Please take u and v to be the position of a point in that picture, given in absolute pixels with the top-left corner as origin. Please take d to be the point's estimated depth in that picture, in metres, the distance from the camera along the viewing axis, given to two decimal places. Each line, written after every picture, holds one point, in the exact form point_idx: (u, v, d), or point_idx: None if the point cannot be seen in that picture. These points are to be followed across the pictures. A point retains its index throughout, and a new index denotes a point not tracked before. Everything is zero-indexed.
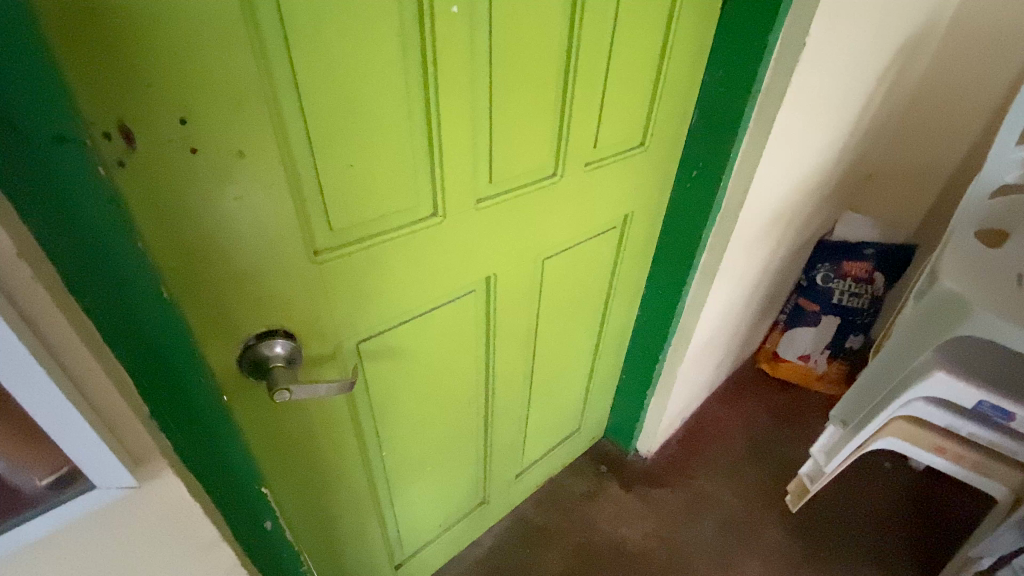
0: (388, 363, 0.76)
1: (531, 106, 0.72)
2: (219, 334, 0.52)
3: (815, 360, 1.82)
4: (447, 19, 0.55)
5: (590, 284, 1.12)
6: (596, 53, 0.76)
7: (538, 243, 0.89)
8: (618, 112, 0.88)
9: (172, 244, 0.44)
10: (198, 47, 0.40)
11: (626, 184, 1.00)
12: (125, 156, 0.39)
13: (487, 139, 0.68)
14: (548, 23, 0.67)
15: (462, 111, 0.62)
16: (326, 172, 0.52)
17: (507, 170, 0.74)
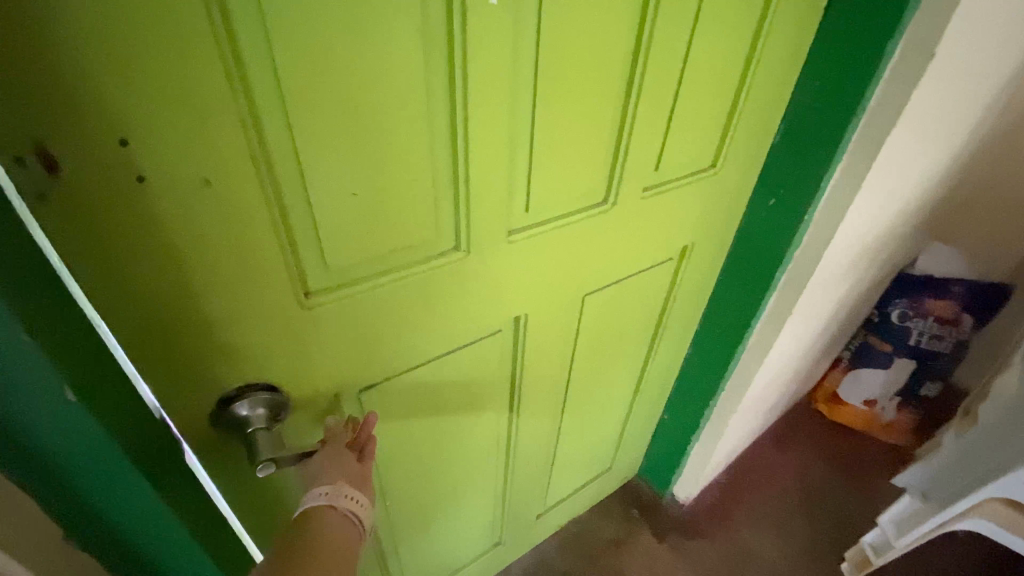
0: (395, 409, 0.66)
1: (581, 125, 0.60)
2: (185, 390, 0.43)
3: (883, 407, 1.60)
4: (484, 20, 0.44)
5: (636, 319, 0.98)
6: (667, 59, 0.63)
7: (580, 277, 0.77)
8: (688, 128, 0.74)
9: (118, 290, 0.36)
10: (147, 47, 0.30)
11: (689, 210, 0.86)
12: (49, 188, 0.30)
13: (525, 162, 0.57)
14: (612, 21, 0.55)
15: (497, 131, 0.51)
16: (321, 204, 0.42)
17: (548, 195, 0.62)
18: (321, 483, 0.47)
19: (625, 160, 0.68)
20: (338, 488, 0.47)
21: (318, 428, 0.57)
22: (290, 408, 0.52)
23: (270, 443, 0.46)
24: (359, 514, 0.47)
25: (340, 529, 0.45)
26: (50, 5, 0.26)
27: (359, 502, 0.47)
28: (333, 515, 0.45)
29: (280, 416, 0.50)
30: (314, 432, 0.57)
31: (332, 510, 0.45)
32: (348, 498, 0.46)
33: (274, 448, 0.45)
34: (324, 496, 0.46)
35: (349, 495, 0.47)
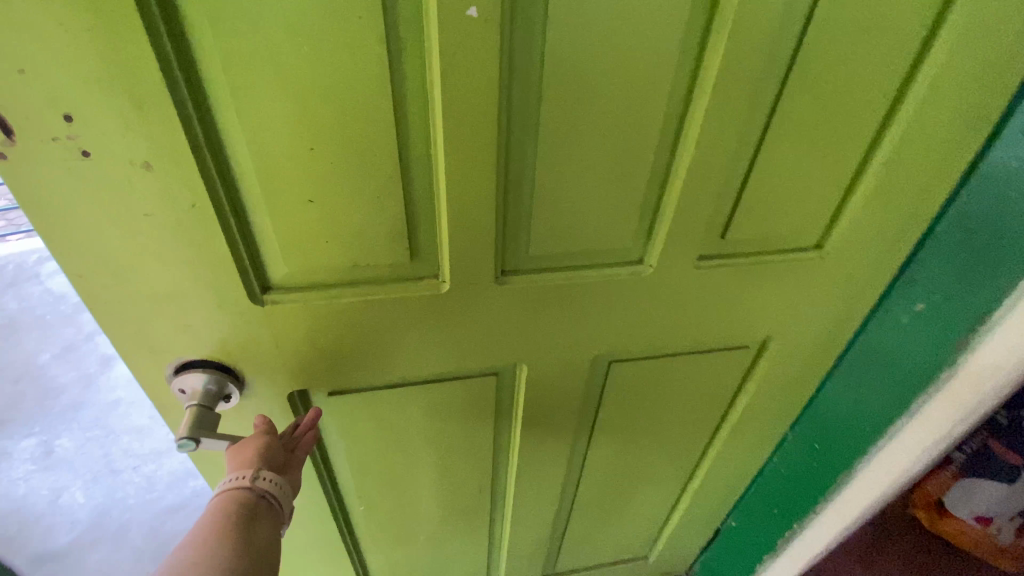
0: (368, 421, 0.63)
1: (614, 170, 0.48)
2: (146, 345, 0.47)
3: (1000, 527, 1.13)
4: (460, 33, 0.36)
5: (693, 408, 0.80)
6: (742, 99, 0.46)
7: (609, 345, 0.63)
8: (782, 193, 0.55)
9: (75, 252, 0.39)
10: (81, 34, 0.31)
11: (775, 300, 0.65)
12: (5, 148, 0.33)
13: (528, 201, 0.48)
14: (660, 44, 0.42)
15: (483, 163, 0.43)
16: (271, 205, 0.41)
17: (554, 244, 0.51)
18: (237, 467, 0.47)
19: (670, 220, 0.52)
20: (254, 470, 0.47)
21: (276, 418, 0.57)
22: (244, 390, 0.53)
23: (201, 421, 0.48)
24: (274, 496, 0.46)
25: (253, 511, 0.45)
26: None
27: (276, 484, 0.47)
28: (247, 496, 0.45)
29: (232, 398, 0.52)
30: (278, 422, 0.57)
31: (247, 492, 0.45)
32: (262, 479, 0.46)
33: (201, 428, 0.47)
34: (238, 481, 0.46)
35: (263, 476, 0.47)
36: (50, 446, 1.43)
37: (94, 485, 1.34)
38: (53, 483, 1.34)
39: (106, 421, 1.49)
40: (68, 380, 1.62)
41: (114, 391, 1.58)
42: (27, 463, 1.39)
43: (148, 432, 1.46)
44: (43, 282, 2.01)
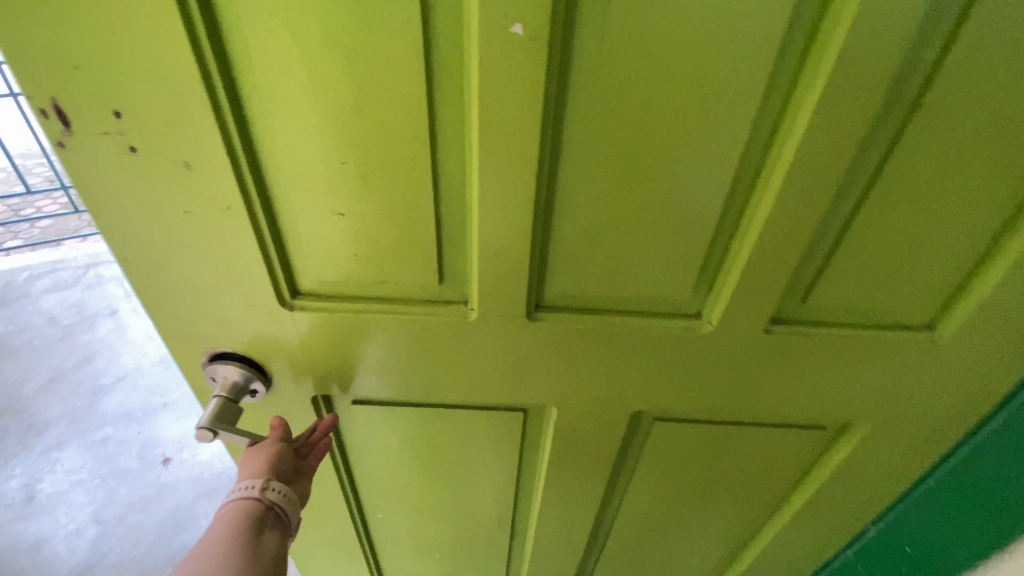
0: (389, 435, 0.62)
1: (673, 212, 0.42)
2: (181, 330, 0.49)
3: None
4: (501, 49, 0.32)
5: (749, 486, 0.70)
6: (846, 144, 0.38)
7: (653, 402, 0.56)
8: (886, 261, 0.45)
9: (122, 238, 0.41)
10: (129, 33, 0.32)
11: (865, 380, 0.54)
12: (63, 137, 0.35)
13: (569, 237, 0.43)
14: (743, 76, 0.35)
15: (520, 190, 0.39)
16: (304, 213, 0.41)
17: (597, 286, 0.46)
18: (246, 477, 0.46)
19: (738, 276, 0.45)
20: (262, 480, 0.46)
21: (297, 416, 0.57)
22: (269, 386, 0.54)
23: (222, 412, 0.48)
24: (282, 507, 0.46)
25: (261, 523, 0.45)
26: None
27: (284, 494, 0.46)
28: (256, 507, 0.45)
29: (258, 393, 0.53)
30: (299, 422, 0.57)
31: (255, 503, 0.45)
32: (270, 489, 0.46)
33: (222, 420, 0.47)
34: (248, 491, 0.45)
35: (273, 486, 0.46)
36: (33, 491, 1.45)
37: (77, 538, 1.35)
38: (37, 532, 1.36)
39: (91, 464, 1.52)
40: (53, 416, 1.63)
41: (101, 429, 1.60)
42: (8, 511, 1.40)
43: (134, 477, 1.49)
44: (35, 299, 2.04)
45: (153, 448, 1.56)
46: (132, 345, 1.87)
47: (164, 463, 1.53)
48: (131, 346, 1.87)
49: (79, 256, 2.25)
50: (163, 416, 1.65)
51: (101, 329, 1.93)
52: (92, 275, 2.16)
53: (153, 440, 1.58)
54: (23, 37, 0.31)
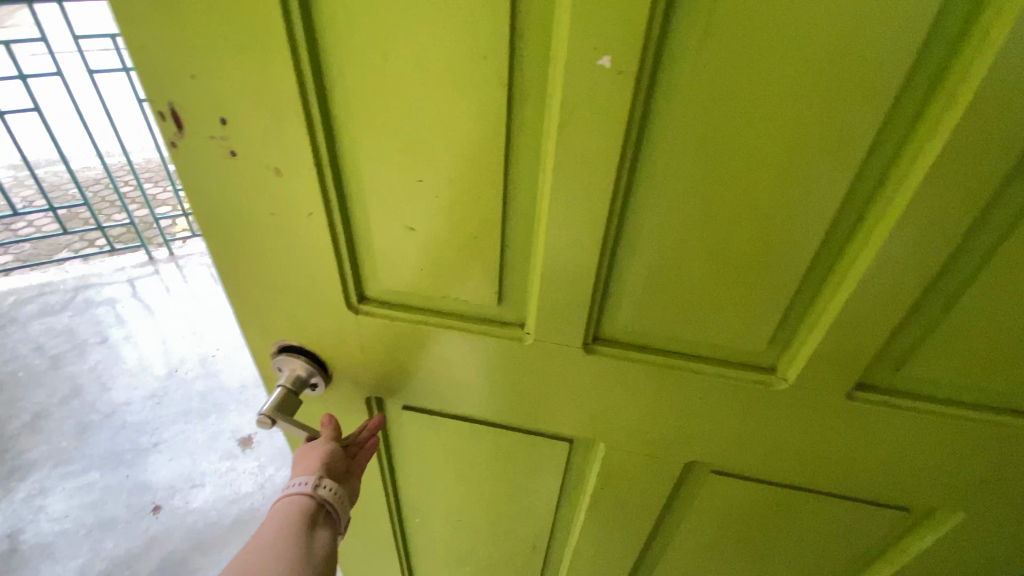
0: (434, 445, 0.62)
1: (752, 260, 0.39)
2: (255, 320, 0.52)
3: None
4: (586, 83, 0.32)
5: (811, 559, 0.64)
6: (966, 210, 0.33)
7: (709, 454, 0.53)
8: (1001, 341, 0.39)
9: (215, 232, 0.45)
10: (241, 51, 0.34)
11: (963, 466, 0.47)
12: (175, 138, 0.39)
13: (636, 274, 0.41)
14: (856, 126, 0.31)
15: (590, 222, 0.38)
16: (378, 226, 0.43)
17: (661, 326, 0.44)
18: (301, 473, 0.48)
19: (821, 334, 0.41)
20: (315, 476, 0.48)
21: (350, 414, 0.59)
22: (327, 382, 0.56)
23: (283, 404, 0.50)
24: (333, 505, 0.48)
25: (314, 519, 0.47)
26: (181, 8, 0.33)
27: (336, 491, 0.48)
28: (309, 503, 0.47)
29: (317, 387, 0.56)
30: (351, 419, 0.59)
31: (308, 499, 0.47)
32: (323, 486, 0.48)
33: (282, 410, 0.50)
34: (302, 486, 0.47)
35: (325, 484, 0.48)
36: (14, 542, 1.31)
37: None
38: None
39: (76, 510, 1.38)
40: (39, 456, 1.48)
41: (86, 473, 1.45)
42: None
43: (124, 525, 1.36)
44: (25, 329, 1.80)
45: (143, 494, 1.42)
46: (123, 377, 1.68)
47: (155, 511, 1.39)
48: (119, 378, 1.68)
49: (70, 278, 2.00)
50: (152, 457, 1.49)
51: (87, 360, 1.72)
52: (88, 294, 1.93)
53: (142, 484, 1.44)
54: (154, 48, 0.35)
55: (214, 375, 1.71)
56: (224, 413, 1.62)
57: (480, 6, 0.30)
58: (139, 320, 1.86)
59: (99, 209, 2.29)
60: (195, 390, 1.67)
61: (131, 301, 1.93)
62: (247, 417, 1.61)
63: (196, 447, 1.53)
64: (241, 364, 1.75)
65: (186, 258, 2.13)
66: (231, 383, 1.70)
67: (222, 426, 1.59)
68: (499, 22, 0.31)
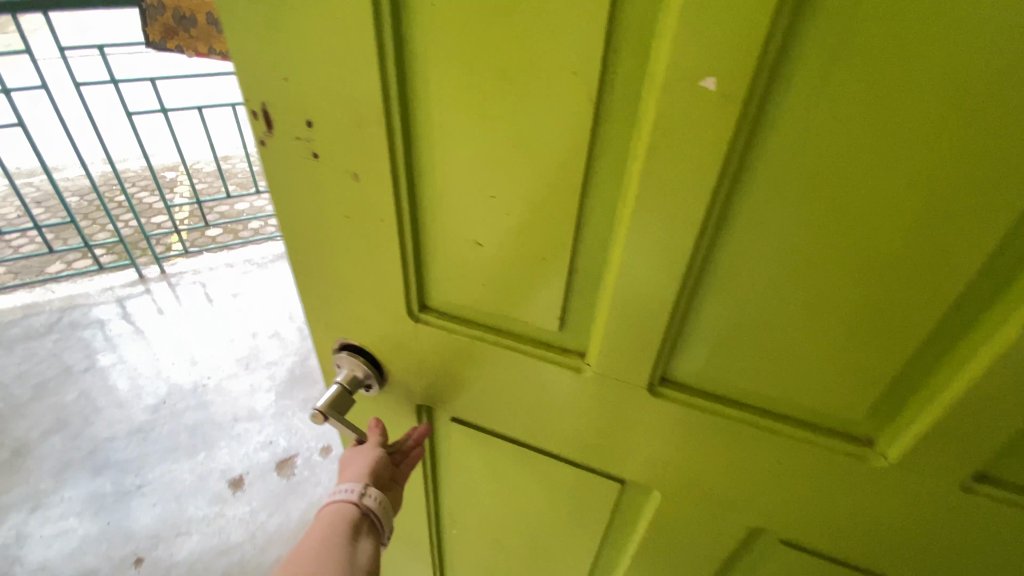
0: (478, 461, 0.61)
1: (856, 315, 0.33)
2: (321, 316, 0.53)
3: None
4: (683, 108, 0.29)
5: None
6: None
7: (780, 523, 0.47)
8: None
9: (292, 229, 0.46)
10: (330, 55, 0.34)
11: None
12: (265, 136, 0.40)
13: (717, 316, 0.37)
14: (993, 191, 0.27)
15: (670, 257, 0.34)
16: (446, 237, 0.42)
17: (738, 375, 0.40)
18: (347, 479, 0.49)
19: (936, 412, 0.35)
20: (360, 484, 0.48)
21: (400, 417, 0.59)
22: (381, 384, 0.56)
23: (337, 402, 0.51)
24: (378, 514, 0.48)
25: (357, 528, 0.46)
26: (279, 12, 0.34)
27: (380, 501, 0.48)
28: (354, 512, 0.47)
29: (371, 388, 0.56)
30: (400, 422, 0.60)
31: (353, 507, 0.47)
32: (368, 495, 0.47)
33: (335, 409, 0.50)
34: (348, 493, 0.47)
35: (370, 493, 0.48)
36: None
37: None
38: None
39: (54, 561, 1.24)
40: (16, 498, 1.36)
41: (64, 519, 1.32)
42: None
43: None
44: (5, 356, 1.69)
45: (123, 544, 1.28)
46: (109, 410, 1.57)
47: (137, 563, 1.24)
48: (105, 411, 1.56)
49: (54, 299, 1.90)
50: (135, 501, 1.36)
51: (67, 392, 1.60)
52: (75, 317, 1.85)
53: (124, 532, 1.30)
54: (252, 49, 0.36)
55: (205, 407, 1.59)
56: (211, 449, 1.49)
57: (573, 21, 0.28)
58: (131, 345, 1.76)
59: (90, 218, 2.37)
60: (184, 424, 1.54)
61: (120, 324, 1.83)
62: (237, 455, 1.48)
63: (183, 488, 1.40)
64: (233, 395, 1.64)
65: (178, 279, 2.04)
66: (222, 416, 1.57)
67: (211, 465, 1.45)
68: (592, 38, 0.29)
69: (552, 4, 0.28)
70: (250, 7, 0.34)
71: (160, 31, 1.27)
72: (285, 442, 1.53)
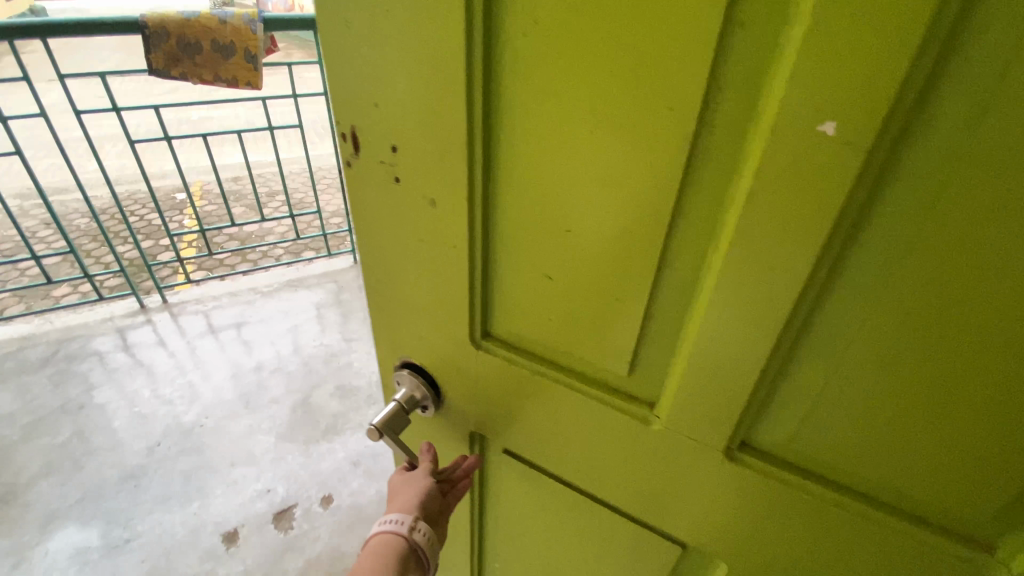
0: (527, 497, 0.58)
1: (990, 399, 0.28)
2: (387, 333, 0.54)
3: None
4: (796, 150, 0.26)
5: None
6: None
7: None
8: None
9: (369, 247, 0.47)
10: (419, 82, 0.35)
11: None
12: (352, 158, 0.42)
13: (813, 381, 0.33)
14: None
15: (764, 312, 0.31)
16: (518, 268, 0.41)
17: (832, 448, 0.35)
18: (394, 509, 0.49)
19: None
20: (409, 515, 0.48)
21: (453, 442, 0.58)
22: (437, 406, 0.55)
23: (393, 420, 0.51)
24: (425, 550, 0.48)
25: (405, 562, 0.47)
26: (376, 40, 0.35)
27: (428, 536, 0.48)
28: (403, 546, 0.47)
29: (427, 410, 0.56)
30: (453, 446, 0.59)
31: (402, 541, 0.47)
32: (416, 529, 0.47)
33: (391, 427, 0.50)
34: (397, 525, 0.47)
35: (419, 527, 0.48)
36: None
37: None
38: None
39: None
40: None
41: None
42: None
43: None
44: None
45: None
46: (103, 452, 1.48)
47: None
48: (98, 453, 1.47)
49: (53, 331, 1.83)
50: (124, 557, 1.26)
51: (61, 432, 1.52)
52: (72, 350, 1.77)
53: None
54: (348, 75, 0.37)
55: (201, 450, 1.50)
56: (205, 499, 1.38)
57: (672, 59, 0.27)
58: (132, 381, 1.68)
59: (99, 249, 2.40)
60: (179, 469, 1.44)
61: (120, 356, 1.76)
62: (232, 505, 1.37)
63: (174, 543, 1.29)
64: (230, 436, 1.54)
65: (180, 309, 1.97)
66: (219, 460, 1.47)
67: (205, 517, 1.34)
68: (695, 73, 0.26)
69: (653, 37, 0.27)
70: (350, 37, 0.35)
71: (163, 59, 1.49)
72: (284, 491, 1.41)
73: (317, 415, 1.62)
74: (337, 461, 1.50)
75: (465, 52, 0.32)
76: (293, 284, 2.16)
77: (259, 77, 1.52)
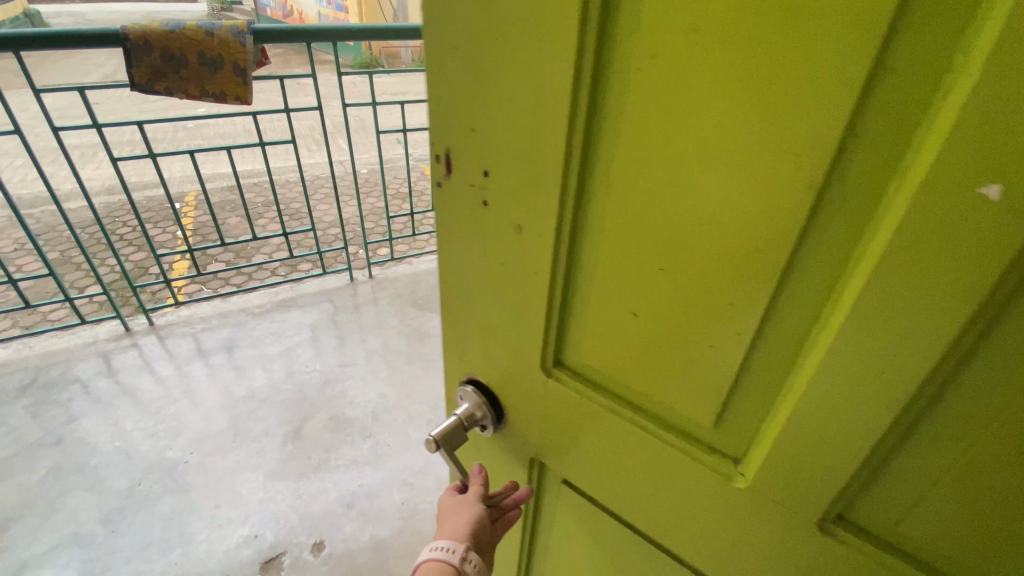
0: (579, 530, 0.56)
1: None
2: (459, 349, 0.54)
3: None
4: (947, 211, 0.23)
5: None
6: None
7: None
8: None
9: (450, 266, 0.48)
10: (520, 110, 0.34)
11: None
12: (444, 178, 0.42)
13: (934, 463, 0.29)
14: None
15: (883, 380, 0.28)
16: (600, 301, 0.39)
17: (949, 537, 0.31)
18: (443, 537, 0.49)
19: None
20: (459, 543, 0.48)
21: (511, 463, 0.57)
22: (496, 425, 0.54)
23: (451, 435, 0.50)
24: None
25: None
26: (481, 66, 0.35)
27: (478, 565, 0.48)
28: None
29: (485, 429, 0.55)
30: (512, 467, 0.58)
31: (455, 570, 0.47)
32: (467, 558, 0.47)
33: (449, 442, 0.49)
34: (449, 553, 0.47)
35: (470, 557, 0.47)
36: None
37: None
38: None
39: None
40: None
41: None
42: None
43: None
44: None
45: None
46: (79, 492, 1.37)
47: None
48: (74, 494, 1.37)
49: (29, 362, 1.72)
50: None
51: (36, 469, 1.42)
52: (50, 380, 1.67)
53: None
54: (450, 98, 0.38)
55: (185, 489, 1.39)
56: (187, 546, 1.27)
57: (805, 104, 0.25)
58: (119, 410, 1.59)
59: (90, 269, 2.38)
60: (159, 511, 1.34)
61: (103, 385, 1.67)
62: (215, 553, 1.26)
63: None
64: (215, 473, 1.44)
65: (167, 333, 1.87)
66: (203, 500, 1.37)
67: (186, 566, 1.24)
68: (829, 120, 0.24)
69: (784, 81, 0.25)
70: (457, 61, 0.36)
71: (146, 73, 1.46)
72: (272, 535, 1.30)
73: (305, 450, 1.51)
74: (329, 503, 1.38)
75: (572, 84, 0.31)
76: (285, 304, 2.06)
77: (246, 91, 1.53)
